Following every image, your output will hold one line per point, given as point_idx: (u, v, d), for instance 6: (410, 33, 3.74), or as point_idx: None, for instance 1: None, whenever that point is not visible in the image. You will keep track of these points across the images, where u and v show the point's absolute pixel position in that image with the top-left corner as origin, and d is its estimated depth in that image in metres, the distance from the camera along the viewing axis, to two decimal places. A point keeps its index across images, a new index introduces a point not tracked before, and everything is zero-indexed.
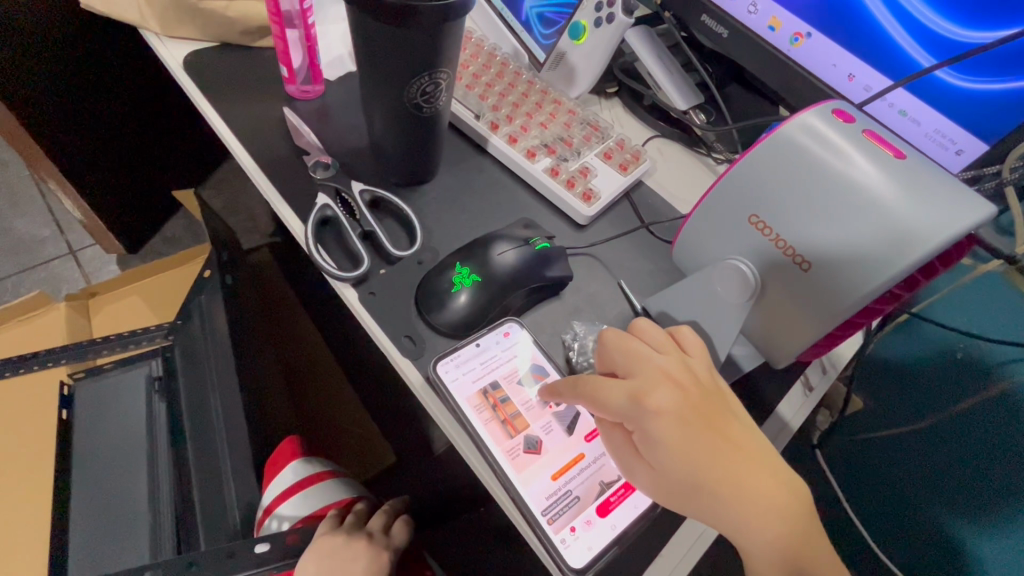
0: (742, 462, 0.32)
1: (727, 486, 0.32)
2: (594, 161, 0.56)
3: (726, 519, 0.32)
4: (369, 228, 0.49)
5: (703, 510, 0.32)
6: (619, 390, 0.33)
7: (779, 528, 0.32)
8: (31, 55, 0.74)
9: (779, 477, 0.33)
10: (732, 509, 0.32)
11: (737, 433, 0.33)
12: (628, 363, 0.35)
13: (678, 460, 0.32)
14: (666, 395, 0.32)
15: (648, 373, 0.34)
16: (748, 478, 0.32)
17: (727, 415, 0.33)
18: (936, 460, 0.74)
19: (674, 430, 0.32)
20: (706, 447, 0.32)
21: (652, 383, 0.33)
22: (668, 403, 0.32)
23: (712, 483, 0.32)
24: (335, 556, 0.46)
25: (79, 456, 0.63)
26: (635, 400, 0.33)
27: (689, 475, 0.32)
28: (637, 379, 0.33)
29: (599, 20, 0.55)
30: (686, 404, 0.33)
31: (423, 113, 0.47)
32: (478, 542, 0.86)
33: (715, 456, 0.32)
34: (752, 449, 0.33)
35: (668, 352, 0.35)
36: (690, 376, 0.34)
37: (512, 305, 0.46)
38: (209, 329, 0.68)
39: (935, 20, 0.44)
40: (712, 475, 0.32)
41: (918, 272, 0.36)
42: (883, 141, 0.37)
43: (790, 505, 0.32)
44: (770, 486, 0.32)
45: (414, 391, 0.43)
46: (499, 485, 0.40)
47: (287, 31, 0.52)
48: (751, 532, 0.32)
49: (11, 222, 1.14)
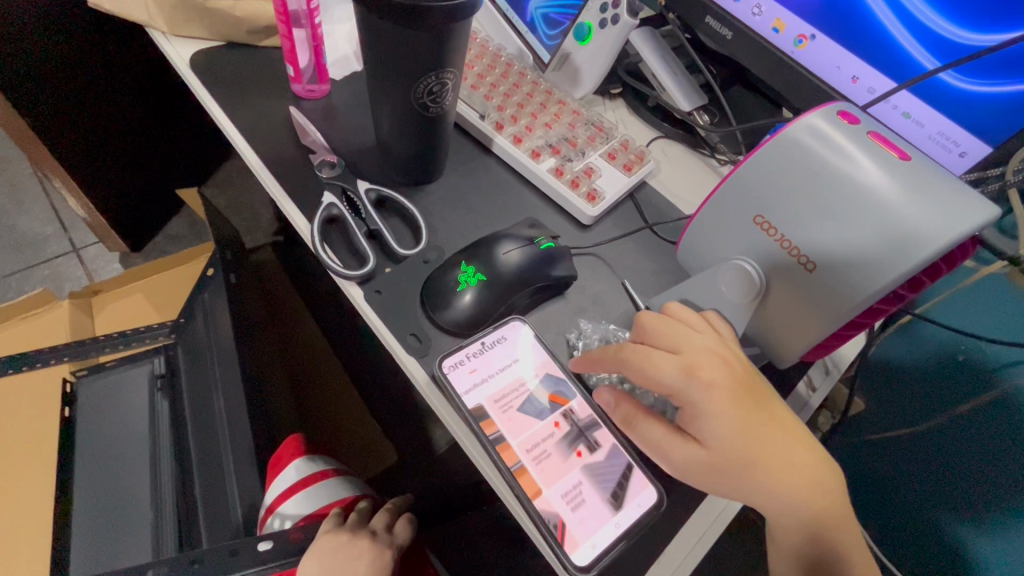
0: (785, 436, 0.35)
1: (775, 458, 0.34)
2: (599, 161, 0.56)
3: (772, 491, 0.34)
4: (375, 227, 0.50)
5: (750, 485, 0.34)
6: (670, 364, 0.34)
7: (815, 494, 0.35)
8: (36, 54, 0.74)
9: (814, 449, 0.36)
10: (779, 479, 0.34)
11: (777, 410, 0.36)
12: (672, 340, 0.36)
13: (731, 432, 0.33)
14: (716, 368, 0.34)
15: (697, 348, 0.35)
16: (792, 451, 0.35)
17: (767, 393, 0.36)
18: (937, 462, 0.74)
19: (728, 403, 0.33)
20: (757, 420, 0.34)
21: (701, 357, 0.34)
22: (719, 376, 0.34)
23: (760, 455, 0.34)
24: (338, 555, 0.47)
25: (84, 453, 0.64)
26: (687, 373, 0.34)
27: (741, 448, 0.33)
28: (685, 354, 0.35)
29: (604, 21, 0.55)
30: (735, 379, 0.34)
31: (429, 113, 0.47)
32: (480, 542, 0.86)
33: (764, 429, 0.34)
34: (790, 425, 0.36)
35: (706, 331, 0.37)
36: (731, 353, 0.36)
37: (517, 304, 0.46)
38: (212, 328, 0.69)
39: (938, 22, 0.44)
40: (762, 447, 0.34)
41: (922, 273, 0.36)
42: (888, 143, 0.37)
43: (826, 478, 0.35)
44: (809, 458, 0.35)
45: (419, 389, 0.44)
46: (504, 483, 0.40)
47: (294, 30, 0.52)
48: (794, 502, 0.34)
49: (15, 219, 1.14)
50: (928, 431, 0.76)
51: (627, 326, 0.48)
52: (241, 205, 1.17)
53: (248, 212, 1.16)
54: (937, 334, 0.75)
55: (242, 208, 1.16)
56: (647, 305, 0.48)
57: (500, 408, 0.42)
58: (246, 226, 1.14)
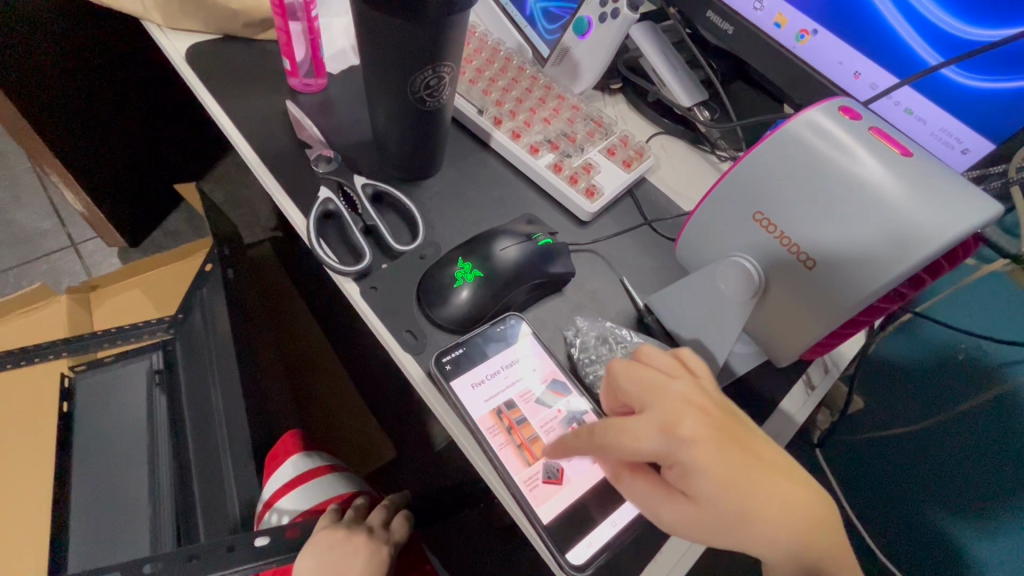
0: (786, 485, 0.30)
1: (774, 510, 0.30)
2: (597, 157, 0.55)
3: (777, 545, 0.30)
4: (371, 222, 0.49)
5: (750, 541, 0.30)
6: (644, 427, 0.32)
7: (827, 541, 0.31)
8: (33, 45, 0.74)
9: (817, 491, 0.31)
10: (779, 530, 0.30)
11: (772, 453, 0.31)
12: (643, 395, 0.33)
13: (723, 489, 0.30)
14: (696, 421, 0.31)
15: (669, 402, 0.32)
16: (796, 500, 0.30)
17: (758, 436, 0.32)
18: (932, 460, 0.76)
19: (713, 456, 0.30)
20: (747, 472, 0.30)
21: (678, 410, 0.31)
22: (700, 430, 0.31)
23: (758, 509, 0.30)
24: (334, 551, 0.46)
25: (82, 449, 0.63)
26: (665, 433, 0.31)
27: (734, 503, 0.30)
28: (660, 409, 0.32)
29: (604, 15, 0.54)
30: (719, 430, 0.31)
31: (426, 107, 0.46)
32: (478, 538, 0.85)
33: (759, 481, 0.30)
34: (789, 468, 0.31)
35: (681, 376, 0.34)
36: (710, 399, 0.33)
37: (514, 301, 0.46)
38: (209, 323, 0.69)
39: (942, 17, 0.44)
40: (761, 501, 0.30)
41: (924, 272, 0.36)
42: (890, 138, 0.36)
43: (832, 522, 0.31)
44: (814, 502, 0.31)
45: (414, 385, 0.43)
46: (498, 480, 0.40)
47: (290, 23, 0.51)
48: (799, 552, 0.31)
49: (13, 214, 1.14)
50: (922, 431, 0.77)
51: (625, 324, 0.48)
52: (239, 200, 1.17)
53: (247, 207, 1.16)
54: (937, 333, 0.76)
55: (241, 203, 1.16)
56: (646, 304, 0.48)
57: (514, 428, 0.42)
58: (245, 221, 1.14)
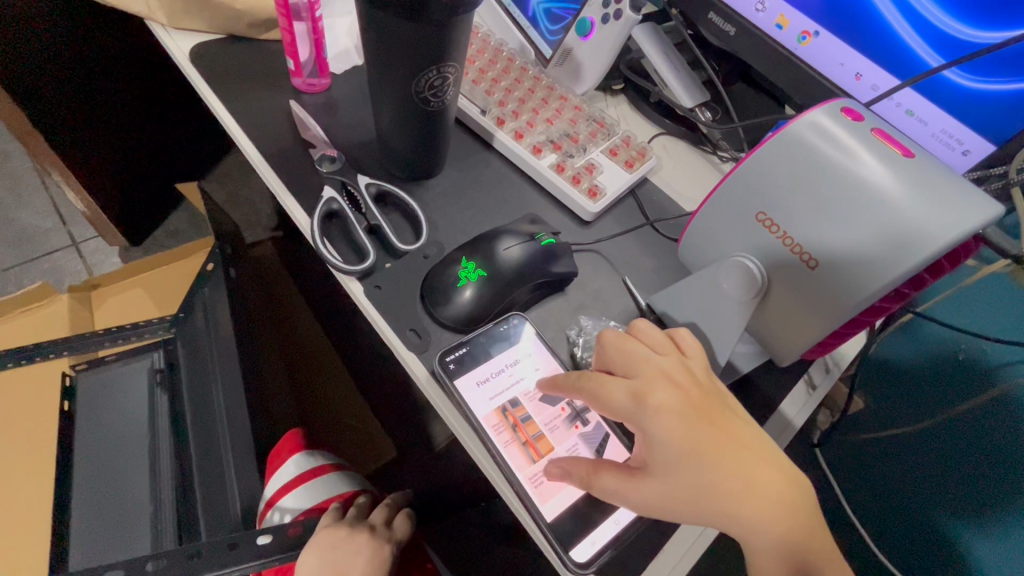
0: (747, 462, 0.32)
1: (736, 485, 0.31)
2: (600, 158, 0.55)
3: (733, 520, 0.31)
4: (375, 222, 0.49)
5: (702, 512, 0.32)
6: (618, 390, 0.33)
7: (785, 523, 0.31)
8: (35, 44, 0.74)
9: (784, 470, 0.32)
10: (739, 504, 0.31)
11: (740, 431, 0.33)
12: (627, 364, 0.34)
13: (682, 460, 0.31)
14: (666, 393, 0.32)
15: (647, 373, 0.33)
16: (755, 478, 0.32)
17: (728, 414, 0.33)
18: (932, 459, 0.76)
19: (676, 428, 0.31)
20: (712, 447, 0.31)
21: (652, 382, 0.33)
22: (669, 402, 0.32)
23: (715, 482, 0.31)
24: (336, 549, 0.46)
25: (84, 447, 0.64)
26: (635, 399, 0.33)
27: (697, 476, 0.31)
28: (639, 379, 0.33)
29: (606, 16, 0.54)
30: (687, 403, 0.32)
31: (429, 107, 0.46)
32: (479, 537, 0.85)
33: (721, 456, 0.31)
34: (756, 447, 0.32)
35: (668, 353, 0.35)
36: (688, 375, 0.34)
37: (517, 300, 0.46)
38: (211, 322, 0.69)
39: (943, 19, 0.44)
40: (718, 475, 0.31)
41: (925, 272, 0.36)
42: (891, 139, 0.37)
43: (798, 501, 0.32)
44: (774, 485, 0.32)
45: (418, 384, 0.43)
46: (503, 478, 0.40)
47: (294, 23, 0.52)
48: (757, 531, 0.31)
49: (15, 213, 1.14)
50: (922, 432, 0.77)
51: (627, 323, 0.48)
52: (241, 199, 1.17)
53: (248, 207, 1.16)
54: (935, 334, 0.76)
55: (242, 203, 1.16)
56: (648, 303, 0.48)
57: (518, 428, 0.42)
58: (246, 221, 1.14)
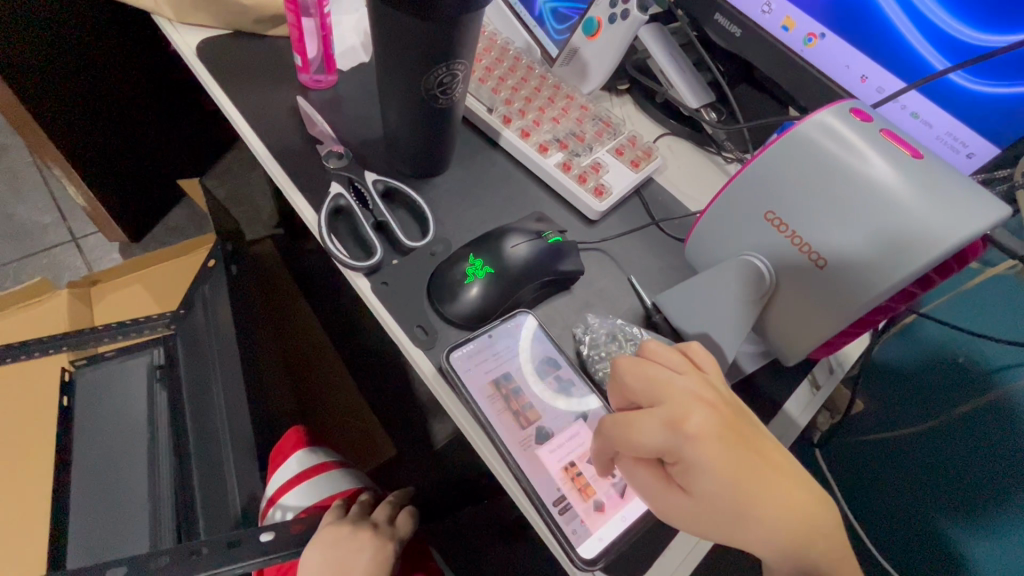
0: (785, 483, 0.31)
1: (775, 508, 0.30)
2: (606, 157, 0.56)
3: (779, 544, 0.30)
4: (382, 218, 0.50)
5: (747, 538, 0.31)
6: (651, 422, 0.31)
7: (825, 542, 0.31)
8: (37, 38, 0.74)
9: (814, 486, 0.32)
10: (781, 528, 0.30)
11: (770, 449, 0.32)
12: (651, 390, 0.33)
13: (726, 487, 0.30)
14: (703, 416, 0.31)
15: (676, 397, 0.32)
16: (793, 498, 0.31)
17: (759, 433, 0.32)
18: (932, 461, 0.78)
19: (717, 454, 0.30)
20: (749, 471, 0.30)
21: (685, 407, 0.31)
22: (707, 426, 0.30)
23: (757, 508, 0.30)
24: (340, 547, 0.47)
25: (84, 443, 0.63)
26: (672, 428, 0.30)
27: (735, 501, 0.30)
28: (668, 405, 0.31)
29: (614, 16, 0.55)
30: (724, 426, 0.31)
31: (438, 104, 0.46)
32: (477, 536, 0.85)
33: (761, 479, 0.30)
34: (785, 464, 0.31)
35: (688, 372, 0.33)
36: (716, 395, 0.32)
37: (523, 298, 0.46)
38: (211, 318, 0.70)
39: (949, 22, 0.44)
40: (760, 498, 0.30)
41: (933, 272, 0.36)
42: (901, 140, 0.37)
43: (826, 520, 0.31)
44: (810, 504, 0.31)
45: (425, 381, 0.43)
46: (509, 474, 0.40)
47: (303, 19, 0.52)
48: (798, 552, 0.31)
49: (14, 208, 1.13)
50: (925, 432, 0.79)
51: (632, 322, 0.48)
52: (241, 196, 1.17)
53: (248, 204, 1.16)
54: (934, 334, 0.82)
55: (243, 200, 1.16)
56: (653, 302, 0.48)
57: (521, 416, 0.42)
58: (246, 218, 1.14)
